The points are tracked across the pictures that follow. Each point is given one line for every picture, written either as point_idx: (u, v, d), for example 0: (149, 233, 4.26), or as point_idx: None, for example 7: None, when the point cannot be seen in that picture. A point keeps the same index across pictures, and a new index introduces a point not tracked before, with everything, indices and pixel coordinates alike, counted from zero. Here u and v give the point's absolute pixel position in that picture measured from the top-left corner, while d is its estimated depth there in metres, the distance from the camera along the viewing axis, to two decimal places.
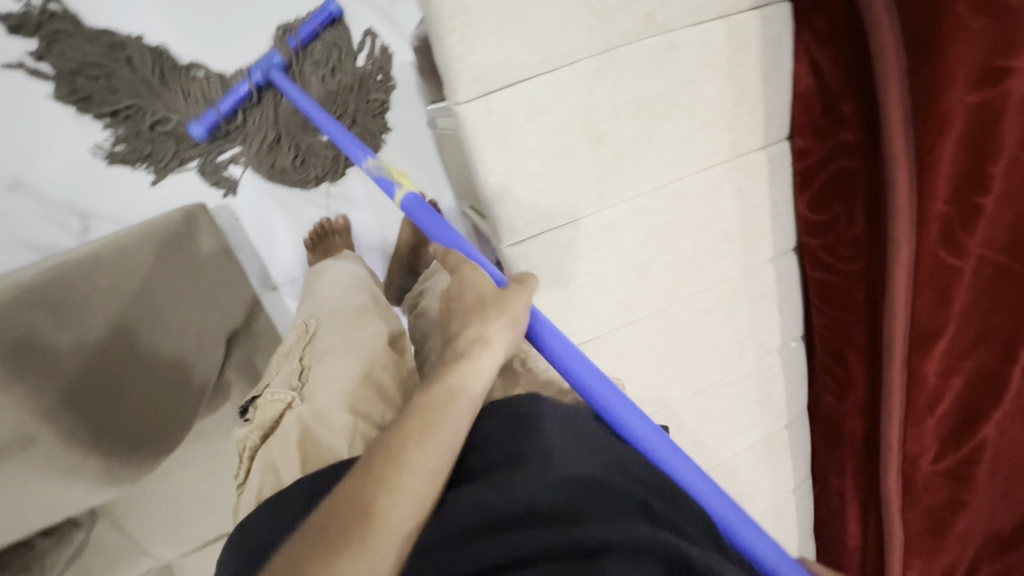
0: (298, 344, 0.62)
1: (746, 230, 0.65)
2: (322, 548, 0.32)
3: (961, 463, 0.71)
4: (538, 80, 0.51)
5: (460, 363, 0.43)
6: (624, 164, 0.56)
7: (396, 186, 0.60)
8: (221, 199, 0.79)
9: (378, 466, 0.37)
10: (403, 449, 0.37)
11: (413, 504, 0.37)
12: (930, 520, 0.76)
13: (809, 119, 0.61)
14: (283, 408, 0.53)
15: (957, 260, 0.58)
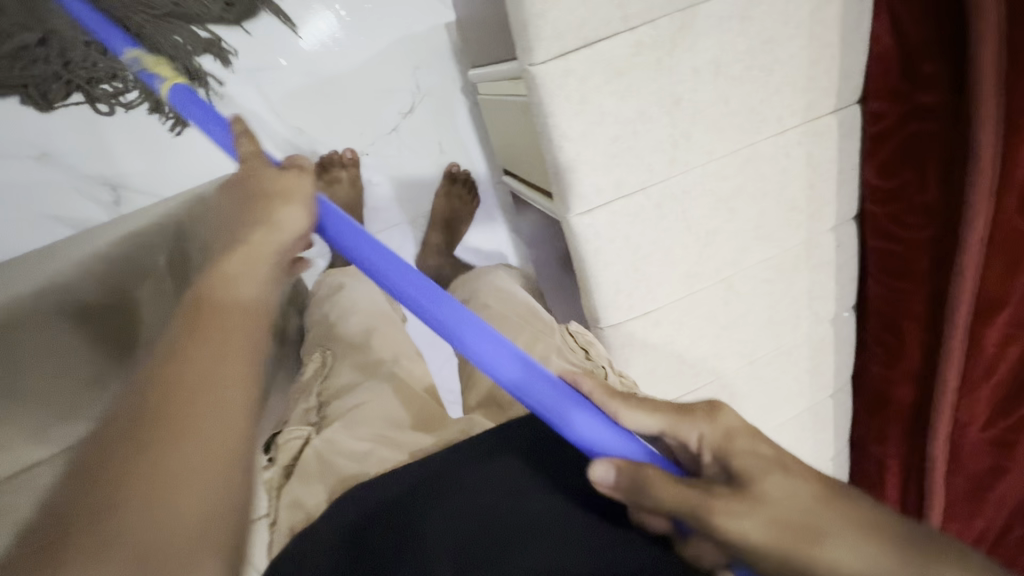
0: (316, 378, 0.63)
1: (812, 198, 0.64)
2: (108, 449, 0.26)
3: (1009, 432, 0.71)
4: (618, 39, 0.49)
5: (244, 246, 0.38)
6: (698, 129, 0.55)
7: (158, 80, 0.56)
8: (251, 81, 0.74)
9: (161, 361, 0.29)
10: (179, 340, 0.30)
11: (182, 398, 0.28)
12: (971, 486, 0.76)
13: (886, 80, 0.58)
14: (303, 443, 0.53)
15: None
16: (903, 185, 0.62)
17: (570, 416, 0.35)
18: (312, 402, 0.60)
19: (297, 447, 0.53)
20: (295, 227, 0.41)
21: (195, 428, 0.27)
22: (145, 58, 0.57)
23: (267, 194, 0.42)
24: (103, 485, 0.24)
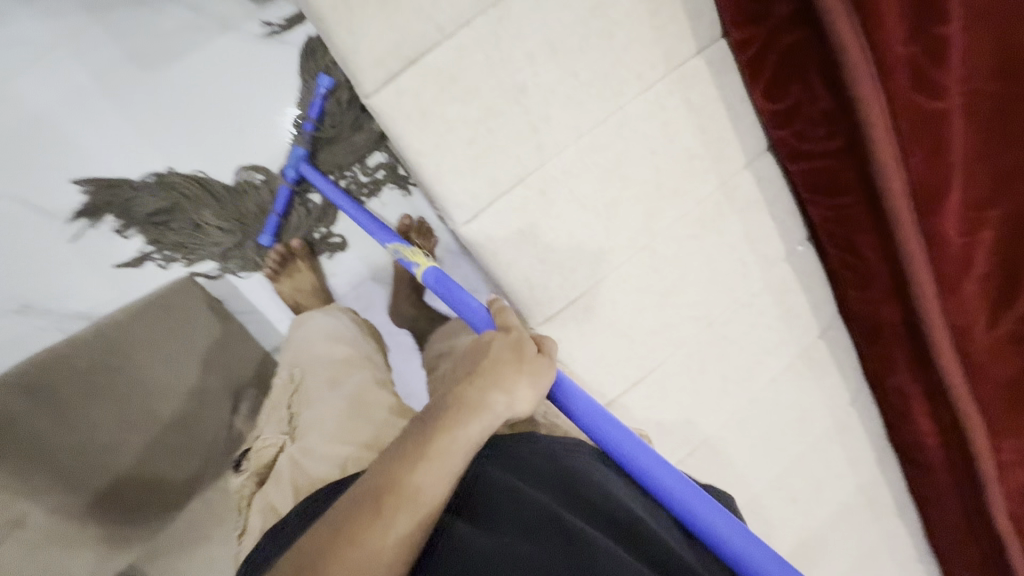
0: (286, 391, 0.68)
1: (708, 142, 0.62)
2: (344, 531, 0.36)
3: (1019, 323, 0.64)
4: (440, 49, 0.50)
5: (477, 413, 0.43)
6: (554, 109, 0.55)
7: (414, 266, 0.65)
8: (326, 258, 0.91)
9: (387, 491, 0.38)
10: (415, 468, 0.39)
11: (438, 480, 0.40)
12: (1005, 394, 0.67)
13: (736, 7, 0.57)
14: (276, 451, 0.62)
15: (938, 101, 0.54)
16: (794, 100, 0.59)
17: (703, 512, 0.44)
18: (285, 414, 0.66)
19: (270, 456, 0.61)
20: (528, 398, 0.46)
21: (407, 500, 0.38)
22: (404, 251, 0.66)
23: (487, 372, 0.46)
24: (333, 547, 0.35)
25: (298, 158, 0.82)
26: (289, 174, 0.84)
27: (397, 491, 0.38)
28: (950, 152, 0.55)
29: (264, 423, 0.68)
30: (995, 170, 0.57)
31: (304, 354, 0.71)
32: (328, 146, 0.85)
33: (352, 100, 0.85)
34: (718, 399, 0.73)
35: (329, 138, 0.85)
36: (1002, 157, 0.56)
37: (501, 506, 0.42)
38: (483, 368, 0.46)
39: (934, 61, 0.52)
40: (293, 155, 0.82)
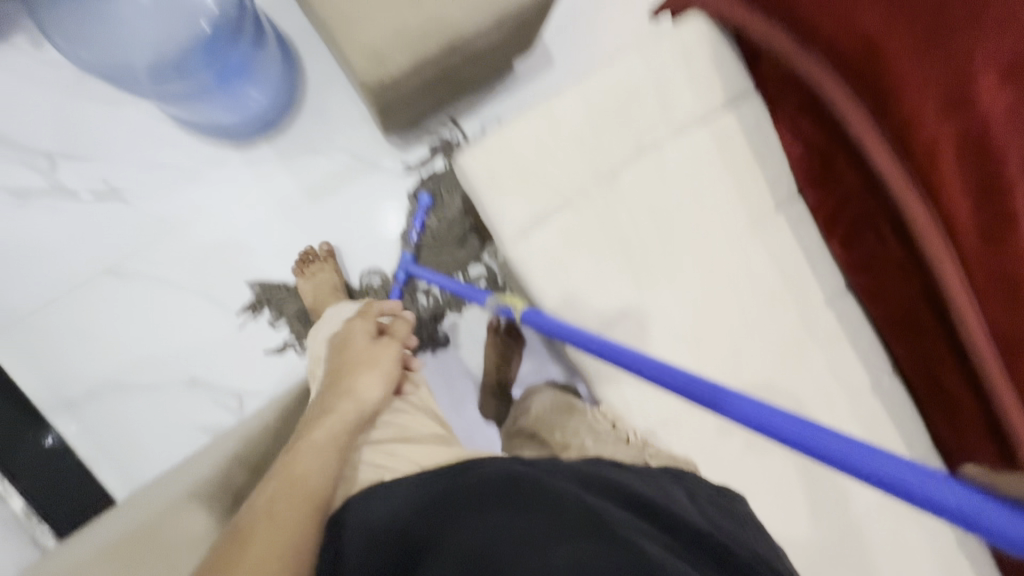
0: (316, 385, 0.66)
1: (789, 284, 0.70)
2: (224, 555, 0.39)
3: None
4: (564, 212, 0.64)
5: (336, 406, 0.55)
6: (653, 258, 0.67)
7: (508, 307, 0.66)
8: (298, 357, 1.12)
9: (265, 503, 0.44)
10: (297, 471, 0.47)
11: (320, 473, 0.47)
12: None
13: (812, 178, 0.69)
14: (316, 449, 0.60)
15: (1015, 261, 0.58)
16: (869, 250, 0.68)
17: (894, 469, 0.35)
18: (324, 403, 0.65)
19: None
20: (370, 392, 0.57)
21: (282, 517, 0.42)
22: (499, 298, 0.69)
23: (355, 363, 0.60)
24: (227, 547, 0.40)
25: (406, 263, 1.14)
26: (400, 276, 1.14)
27: (296, 477, 0.46)
28: None
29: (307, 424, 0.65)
30: None
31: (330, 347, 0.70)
32: (431, 248, 1.16)
33: (453, 215, 1.16)
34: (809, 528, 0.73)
35: (431, 244, 1.16)
36: None
37: (512, 493, 0.47)
38: (340, 365, 0.60)
39: (1005, 226, 0.58)
40: (403, 260, 1.14)
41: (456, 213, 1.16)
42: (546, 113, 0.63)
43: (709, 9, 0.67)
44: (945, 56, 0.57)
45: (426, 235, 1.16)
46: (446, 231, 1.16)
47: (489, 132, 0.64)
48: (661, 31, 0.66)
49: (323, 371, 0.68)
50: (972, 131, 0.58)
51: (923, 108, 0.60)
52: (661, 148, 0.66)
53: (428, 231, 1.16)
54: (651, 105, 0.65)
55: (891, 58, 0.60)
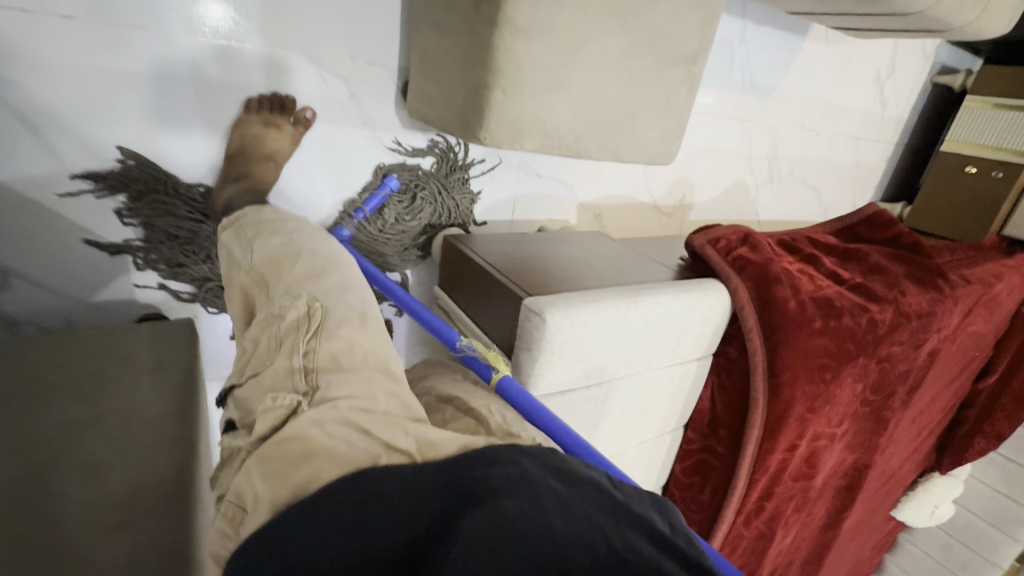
0: (293, 319, 0.55)
1: (644, 478, 0.96)
2: None
3: None
4: (578, 389, 0.72)
5: None
6: (598, 441, 0.81)
7: (492, 370, 0.65)
8: (128, 266, 0.84)
9: None
10: None
11: None
12: None
13: (699, 424, 0.95)
14: (287, 415, 0.48)
15: (745, 530, 0.97)
16: (691, 485, 0.98)
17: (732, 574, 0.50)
18: (296, 360, 0.52)
19: (280, 412, 0.48)
20: None
21: None
22: (477, 343, 0.66)
23: None
24: None
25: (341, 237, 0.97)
26: None
27: None
28: (735, 550, 1.00)
29: (257, 360, 0.54)
30: (741, 562, 1.04)
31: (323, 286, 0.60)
32: (373, 234, 1.02)
33: (414, 213, 1.05)
34: None
35: (376, 230, 1.02)
36: (746, 558, 1.04)
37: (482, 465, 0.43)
38: None
39: (754, 513, 0.96)
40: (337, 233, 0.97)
41: (418, 219, 1.06)
42: (621, 313, 0.71)
43: (739, 299, 0.84)
44: (802, 421, 0.88)
45: (374, 217, 1.01)
46: (398, 226, 1.04)
47: (577, 302, 0.67)
48: (706, 289, 0.82)
49: (297, 309, 0.55)
50: (782, 464, 0.92)
51: (781, 443, 0.87)
52: (654, 370, 0.81)
53: (378, 213, 1.01)
54: (671, 342, 0.80)
55: (791, 417, 0.86)
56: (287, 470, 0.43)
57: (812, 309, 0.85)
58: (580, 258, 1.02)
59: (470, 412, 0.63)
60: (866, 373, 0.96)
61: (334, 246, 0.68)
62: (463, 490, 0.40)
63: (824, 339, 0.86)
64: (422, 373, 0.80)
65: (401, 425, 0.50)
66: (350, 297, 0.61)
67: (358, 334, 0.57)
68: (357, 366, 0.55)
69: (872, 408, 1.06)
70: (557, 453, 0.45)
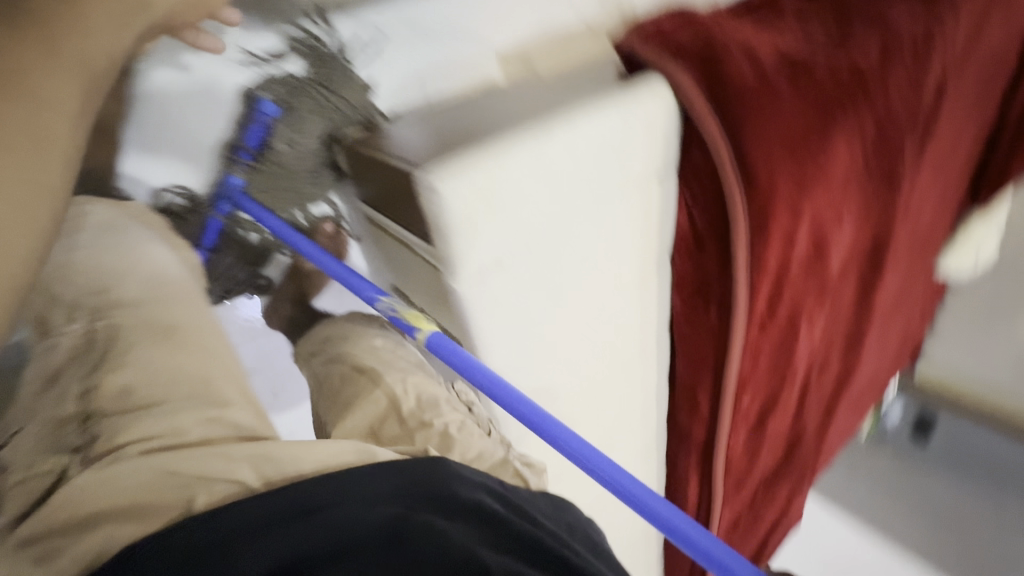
0: (82, 370, 0.55)
1: (643, 322, 0.89)
2: None
3: (751, 439, 1.12)
4: (519, 259, 0.63)
5: None
6: (572, 305, 0.73)
7: (414, 329, 0.68)
8: None
9: None
10: None
11: None
12: (735, 473, 1.16)
13: (686, 249, 0.85)
14: (56, 480, 0.48)
15: (763, 339, 0.91)
16: (695, 313, 0.91)
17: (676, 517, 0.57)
18: (76, 406, 0.52)
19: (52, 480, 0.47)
20: None
21: None
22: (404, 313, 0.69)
23: None
24: None
25: (234, 190, 0.88)
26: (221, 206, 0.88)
27: None
28: (759, 360, 0.95)
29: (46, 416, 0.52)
30: (770, 369, 1.00)
31: (136, 313, 0.59)
32: (269, 172, 0.90)
33: (304, 131, 0.91)
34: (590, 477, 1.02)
35: (272, 166, 0.90)
36: (773, 364, 0.99)
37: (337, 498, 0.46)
38: None
39: (768, 318, 0.89)
40: (227, 185, 0.88)
41: (314, 137, 0.92)
42: (536, 153, 0.58)
43: (685, 88, 0.69)
44: (794, 206, 0.77)
45: (262, 152, 0.89)
46: (295, 153, 0.91)
47: (474, 159, 0.55)
48: (641, 90, 0.68)
49: (76, 332, 0.58)
50: (784, 260, 0.82)
51: (775, 238, 0.77)
52: (608, 208, 0.70)
53: (265, 146, 0.88)
54: (614, 169, 0.67)
55: (779, 205, 0.74)
56: (63, 543, 0.42)
57: (772, 71, 0.71)
58: (504, 114, 0.87)
59: (384, 392, 0.66)
60: (864, 126, 0.81)
61: (143, 249, 0.68)
62: (317, 534, 0.43)
63: (798, 100, 0.72)
64: (339, 335, 0.77)
65: (224, 451, 0.49)
66: (148, 312, 0.59)
67: (170, 354, 0.56)
68: (161, 395, 0.52)
69: (881, 167, 0.92)
70: (439, 468, 0.51)
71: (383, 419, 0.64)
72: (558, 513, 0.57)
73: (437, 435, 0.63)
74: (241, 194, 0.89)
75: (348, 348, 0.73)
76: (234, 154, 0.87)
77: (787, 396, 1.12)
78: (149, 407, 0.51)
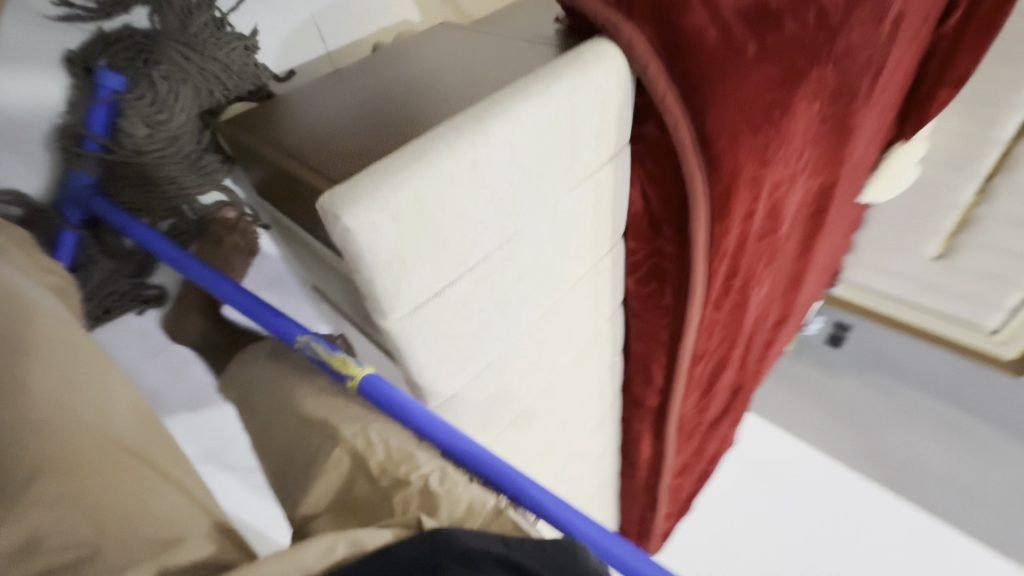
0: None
1: (597, 308, 0.83)
2: None
3: (702, 398, 1.14)
4: (459, 282, 0.53)
5: None
6: (522, 313, 0.65)
7: (344, 376, 0.58)
8: None
9: None
10: None
11: None
12: (686, 428, 1.19)
13: (640, 229, 0.77)
14: None
15: (717, 312, 0.88)
16: (650, 293, 0.85)
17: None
18: None
19: None
20: None
21: None
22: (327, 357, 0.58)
23: None
24: None
25: (84, 192, 0.70)
26: (73, 215, 0.70)
27: None
28: (713, 332, 0.93)
29: None
30: (722, 336, 0.98)
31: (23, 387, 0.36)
32: (131, 164, 0.70)
33: (170, 106, 0.70)
34: (549, 458, 1.00)
35: (131, 156, 0.70)
36: (725, 331, 0.98)
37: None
38: None
39: (724, 293, 0.85)
40: (74, 185, 0.69)
41: (185, 111, 0.72)
42: (469, 158, 0.47)
43: (638, 56, 0.58)
44: (754, 181, 0.70)
45: (115, 138, 0.69)
46: (162, 134, 0.71)
47: (390, 176, 0.43)
48: (587, 62, 0.56)
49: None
50: (741, 236, 0.77)
51: (735, 218, 0.71)
52: (557, 203, 0.60)
53: (116, 129, 0.69)
54: (562, 158, 0.56)
55: (740, 184, 0.67)
56: None
57: (740, 30, 0.58)
58: (425, 73, 0.70)
59: (344, 449, 0.54)
60: (823, 82, 0.74)
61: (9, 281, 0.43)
62: None
63: (764, 65, 0.61)
64: (261, 383, 0.66)
65: None
66: (53, 408, 0.36)
67: (88, 479, 0.35)
68: (92, 537, 0.34)
69: (833, 121, 0.86)
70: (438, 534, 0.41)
71: (352, 482, 0.53)
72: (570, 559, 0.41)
73: (418, 496, 0.49)
74: (96, 196, 0.71)
75: (284, 401, 0.62)
76: (75, 145, 0.67)
77: (735, 354, 1.13)
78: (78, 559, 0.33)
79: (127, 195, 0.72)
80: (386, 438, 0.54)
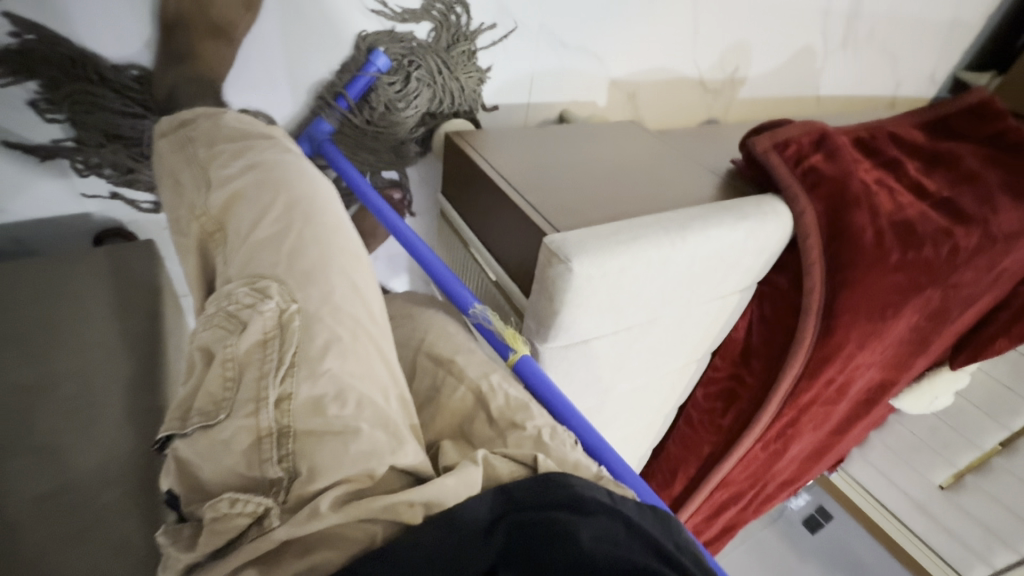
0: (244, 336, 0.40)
1: (665, 401, 0.91)
2: None
3: (701, 523, 1.18)
4: (602, 338, 0.63)
5: None
6: (621, 381, 0.73)
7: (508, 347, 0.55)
8: (76, 178, 0.67)
9: None
10: None
11: None
12: None
13: (730, 353, 0.86)
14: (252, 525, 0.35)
15: (760, 451, 0.96)
16: (712, 409, 0.93)
17: None
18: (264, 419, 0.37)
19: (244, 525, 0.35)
20: None
21: None
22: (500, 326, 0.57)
23: None
24: None
25: (321, 135, 0.80)
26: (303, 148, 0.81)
27: None
28: (745, 467, 0.99)
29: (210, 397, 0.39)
30: (749, 474, 1.05)
31: (316, 281, 0.43)
32: (361, 128, 0.82)
33: (410, 99, 0.81)
34: None
35: (365, 123, 0.81)
36: (753, 471, 1.04)
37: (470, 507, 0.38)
38: None
39: (772, 436, 0.93)
40: (317, 129, 0.80)
41: (419, 107, 0.83)
42: (665, 253, 0.58)
43: (803, 225, 0.70)
44: (846, 357, 0.79)
45: (362, 106, 0.80)
46: (392, 116, 0.81)
47: (612, 245, 0.54)
48: (766, 213, 0.67)
49: (265, 318, 0.40)
50: (812, 395, 0.85)
51: (817, 379, 0.80)
52: (695, 305, 0.70)
53: (366, 98, 0.80)
54: (718, 276, 0.67)
55: (836, 354, 0.77)
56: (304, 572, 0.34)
57: (891, 238, 0.71)
58: (617, 160, 0.84)
59: (468, 386, 0.54)
60: (928, 301, 0.84)
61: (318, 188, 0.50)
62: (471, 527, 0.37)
63: (898, 273, 0.73)
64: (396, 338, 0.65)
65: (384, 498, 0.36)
66: (340, 304, 0.43)
67: (358, 368, 0.41)
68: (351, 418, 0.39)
69: (919, 333, 0.96)
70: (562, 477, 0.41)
71: (471, 419, 0.52)
72: (667, 529, 0.41)
73: (532, 440, 0.47)
74: (329, 142, 0.80)
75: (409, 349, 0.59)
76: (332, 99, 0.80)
77: (747, 495, 1.18)
78: (342, 431, 0.38)
79: (346, 147, 0.84)
80: (506, 386, 0.53)
